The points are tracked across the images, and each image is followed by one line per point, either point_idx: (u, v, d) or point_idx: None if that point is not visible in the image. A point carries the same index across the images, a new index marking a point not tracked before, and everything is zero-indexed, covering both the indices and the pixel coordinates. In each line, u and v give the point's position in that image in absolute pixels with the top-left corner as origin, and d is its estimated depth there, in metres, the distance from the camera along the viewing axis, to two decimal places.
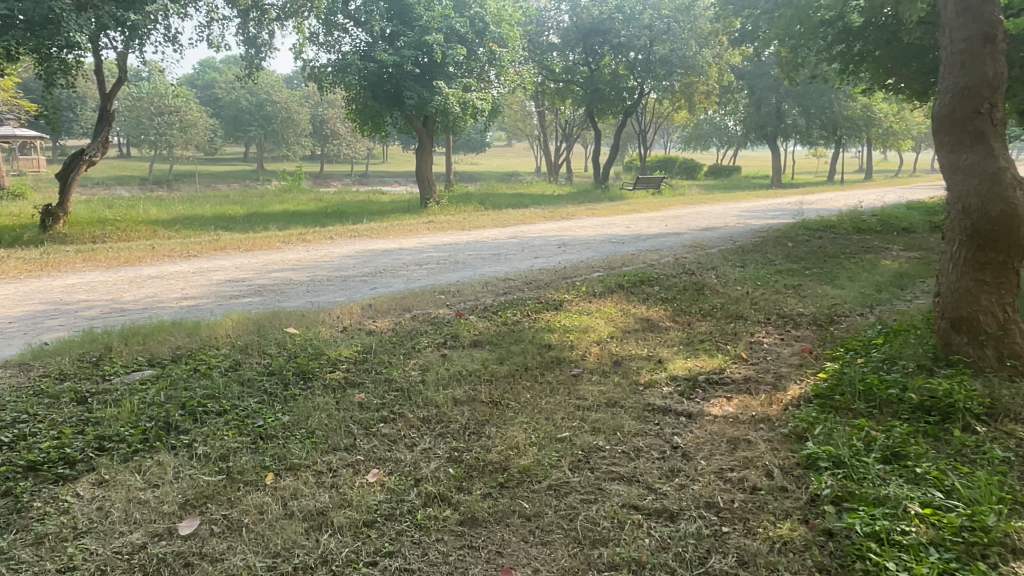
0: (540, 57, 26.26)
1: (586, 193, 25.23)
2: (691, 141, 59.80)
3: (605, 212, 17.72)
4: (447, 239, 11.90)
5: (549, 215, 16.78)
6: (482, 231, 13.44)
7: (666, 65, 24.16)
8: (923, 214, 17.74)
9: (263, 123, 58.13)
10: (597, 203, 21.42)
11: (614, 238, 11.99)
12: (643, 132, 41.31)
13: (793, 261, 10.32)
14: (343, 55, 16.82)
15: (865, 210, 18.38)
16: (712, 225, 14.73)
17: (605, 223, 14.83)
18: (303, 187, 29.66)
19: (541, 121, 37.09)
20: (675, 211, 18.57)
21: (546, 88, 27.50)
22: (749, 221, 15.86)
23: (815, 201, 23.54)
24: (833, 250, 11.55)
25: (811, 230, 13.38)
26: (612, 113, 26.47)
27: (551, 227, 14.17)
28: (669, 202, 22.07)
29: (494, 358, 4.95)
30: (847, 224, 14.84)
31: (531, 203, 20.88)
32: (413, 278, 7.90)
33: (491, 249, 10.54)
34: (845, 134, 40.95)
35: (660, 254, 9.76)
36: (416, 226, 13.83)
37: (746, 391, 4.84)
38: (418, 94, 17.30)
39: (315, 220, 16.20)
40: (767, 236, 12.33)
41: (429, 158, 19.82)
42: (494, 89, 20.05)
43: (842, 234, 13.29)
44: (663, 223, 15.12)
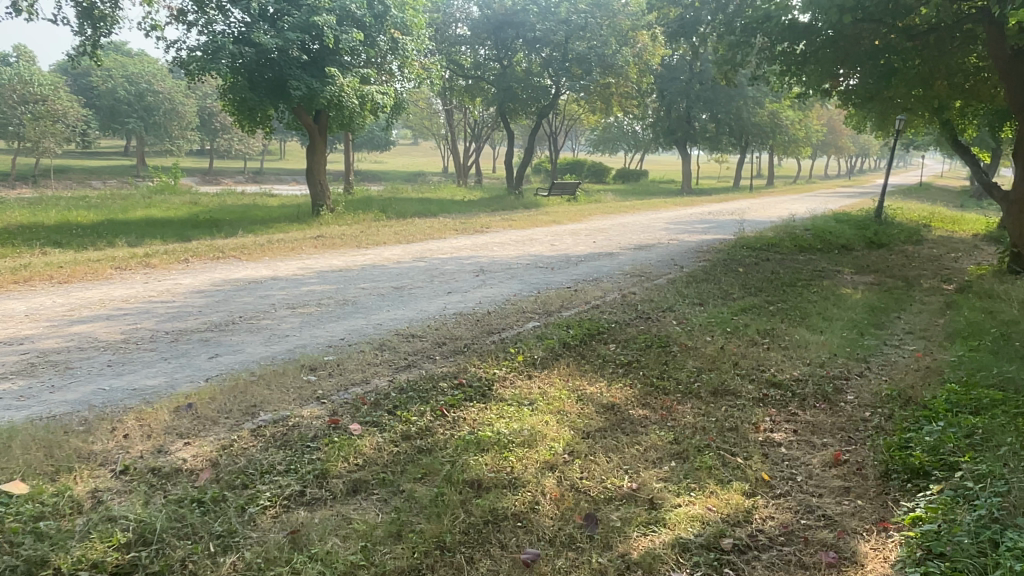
0: (449, 51, 24.12)
1: (498, 199, 23.42)
2: (600, 144, 59.06)
3: (521, 224, 15.86)
4: (338, 262, 9.70)
5: (460, 226, 14.78)
6: (381, 249, 11.30)
7: (584, 64, 22.57)
8: (854, 227, 16.82)
9: (143, 114, 53.23)
10: (512, 211, 19.53)
11: (540, 261, 10.12)
12: (554, 134, 39.94)
13: (752, 291, 8.74)
14: (213, 36, 14.20)
15: (795, 222, 17.35)
16: (645, 241, 13.14)
17: (525, 239, 12.97)
18: (181, 187, 26.34)
19: (449, 120, 34.95)
20: (598, 222, 16.93)
21: (454, 84, 25.49)
22: (681, 236, 14.36)
23: (736, 210, 22.57)
24: (788, 275, 10.09)
25: (756, 249, 11.95)
26: (526, 114, 24.67)
27: (465, 243, 12.18)
28: (588, 211, 20.49)
29: (385, 525, 2.88)
30: (787, 239, 13.55)
31: (440, 211, 18.79)
32: (279, 331, 5.72)
33: (391, 279, 8.42)
34: (753, 141, 40.87)
35: (601, 288, 7.91)
36: (301, 242, 11.51)
37: (800, 565, 2.98)
38: (306, 85, 14.84)
39: (180, 231, 13.62)
40: (712, 259, 10.77)
41: (323, 159, 17.39)
42: (397, 83, 17.91)
43: (789, 254, 11.93)
44: (590, 238, 13.39)
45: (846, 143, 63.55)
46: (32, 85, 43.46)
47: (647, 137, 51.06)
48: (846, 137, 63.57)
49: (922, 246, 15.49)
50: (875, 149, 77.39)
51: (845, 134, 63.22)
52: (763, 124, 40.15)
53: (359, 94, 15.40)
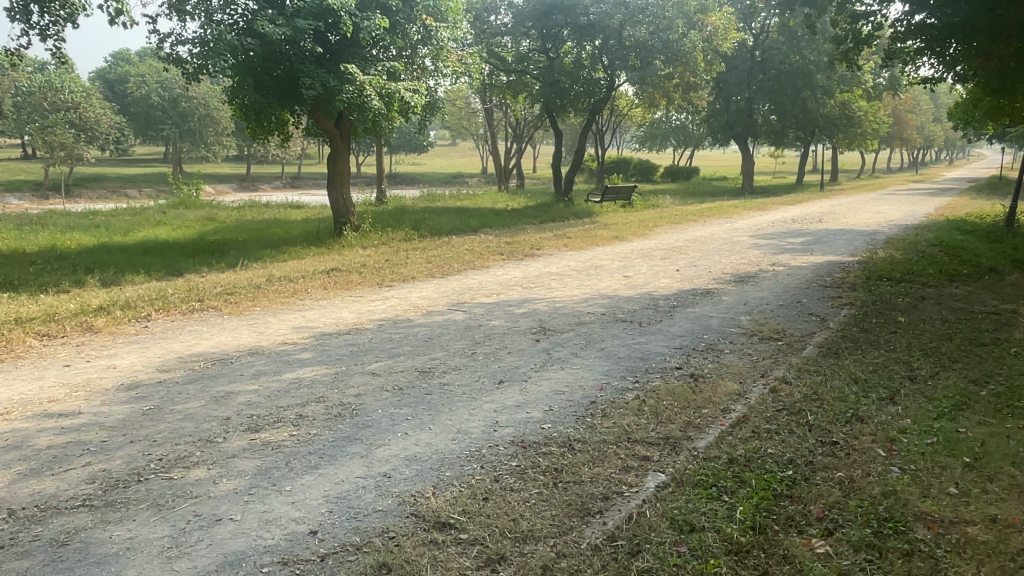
0: (489, 42, 21.57)
1: (545, 208, 20.85)
2: (647, 141, 55.90)
3: (578, 242, 13.27)
4: (350, 316, 7.23)
5: (506, 249, 12.25)
6: (408, 288, 8.84)
7: (643, 52, 19.86)
8: (983, 240, 13.81)
9: (177, 120, 51.99)
10: (565, 225, 16.94)
11: (618, 309, 7.49)
12: (601, 132, 37.25)
13: (942, 361, 5.94)
14: (210, 26, 11.92)
15: (908, 234, 14.42)
16: (741, 267, 10.44)
17: (587, 268, 10.38)
18: (201, 199, 24.30)
19: (489, 120, 32.45)
20: (670, 238, 14.21)
21: (496, 80, 23.07)
22: (781, 257, 11.57)
23: (821, 217, 19.61)
24: (965, 325, 7.25)
25: (894, 277, 9.12)
26: (573, 109, 22.07)
27: (515, 277, 9.63)
28: (651, 221, 17.78)
29: None
30: (921, 261, 10.68)
31: (481, 225, 16.32)
32: (205, 507, 3.22)
33: (417, 349, 5.90)
34: (818, 135, 37.55)
35: (730, 368, 5.23)
36: (309, 280, 9.10)
37: None
38: (321, 82, 12.44)
39: (172, 261, 11.42)
40: (849, 296, 7.99)
41: (346, 169, 15.03)
42: (430, 79, 15.52)
43: (939, 287, 9.05)
44: (670, 265, 10.71)
45: (911, 134, 59.36)
46: (64, 93, 42.46)
47: (699, 132, 47.86)
48: (912, 128, 59.39)
49: None
50: (939, 140, 72.66)
51: (911, 125, 59.06)
52: (833, 117, 36.83)
53: (383, 93, 13.00)
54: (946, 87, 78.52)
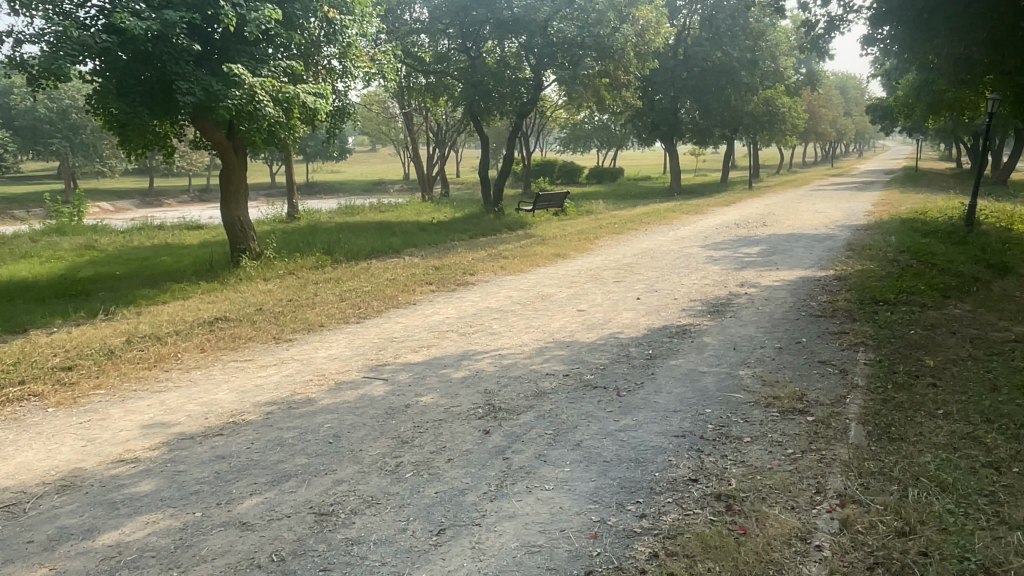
0: (404, 40, 19.77)
1: (472, 220, 19.21)
2: (571, 142, 54.93)
3: (516, 264, 11.65)
4: (229, 402, 5.35)
5: (434, 276, 10.50)
6: (312, 343, 6.99)
7: (572, 50, 18.45)
8: (946, 241, 12.91)
9: (69, 133, 47.79)
10: (497, 240, 15.30)
11: (583, 366, 5.87)
12: (526, 135, 35.86)
13: (1017, 429, 4.51)
14: (58, 19, 9.75)
15: (867, 239, 13.39)
16: (710, 291, 9.01)
17: (532, 301, 8.73)
18: (85, 223, 21.53)
19: (408, 124, 30.52)
20: (616, 253, 12.75)
21: (414, 82, 21.28)
22: (747, 275, 10.23)
23: (764, 219, 18.64)
24: (1001, 364, 5.93)
25: (889, 298, 7.80)
26: (499, 111, 20.47)
27: (447, 319, 7.89)
28: (590, 232, 16.35)
29: None
30: (904, 273, 9.50)
31: (404, 244, 14.49)
32: None
33: (315, 462, 4.09)
34: (744, 132, 37.26)
35: (767, 478, 3.67)
36: (184, 338, 7.14)
37: None
38: (201, 85, 10.41)
39: (18, 312, 9.19)
40: (854, 330, 6.59)
41: (242, 186, 12.96)
42: (337, 80, 13.63)
43: (941, 309, 7.79)
44: (627, 291, 9.17)
45: (825, 129, 60.53)
46: None
47: (623, 132, 47.13)
48: (825, 123, 60.59)
49: None
50: (849, 134, 74.76)
51: (825, 120, 60.24)
52: (757, 113, 36.54)
53: (278, 98, 11.02)
54: (853, 82, 81.05)
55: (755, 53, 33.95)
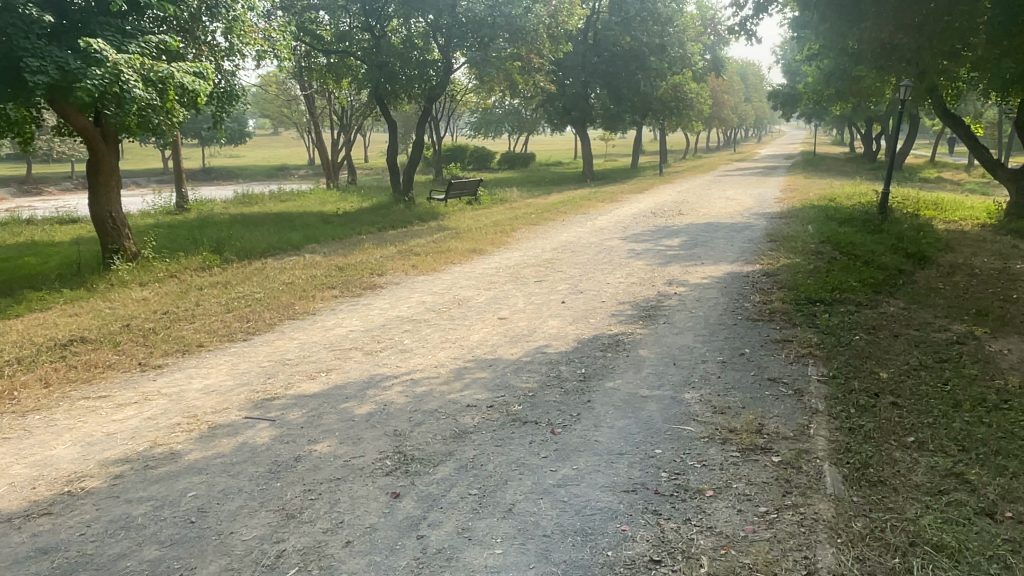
0: (302, 17, 18.34)
1: (380, 210, 18.10)
2: (481, 128, 53.96)
3: (428, 262, 10.74)
4: (69, 462, 4.27)
5: (337, 279, 9.45)
6: (187, 371, 5.90)
7: (482, 30, 17.58)
8: (862, 229, 12.86)
9: None
10: (408, 234, 14.30)
11: (508, 393, 5.08)
12: (435, 119, 34.72)
13: (998, 459, 4.00)
14: None
15: (785, 228, 13.21)
16: (638, 291, 8.38)
17: (447, 307, 7.87)
18: None
19: (310, 108, 28.85)
20: (535, 248, 12.02)
21: (313, 62, 19.86)
22: (673, 270, 9.71)
23: (679, 207, 18.39)
24: (953, 373, 5.54)
25: (825, 297, 7.37)
26: (407, 95, 19.37)
27: (351, 334, 6.92)
28: (506, 223, 15.57)
29: None
30: (832, 267, 9.16)
31: (305, 240, 13.29)
32: None
33: (169, 558, 3.14)
34: (654, 118, 37.34)
35: (743, 554, 2.98)
36: (25, 370, 5.91)
37: None
38: (54, 62, 8.95)
39: None
40: (798, 337, 6.07)
41: (114, 178, 11.46)
42: (222, 58, 12.30)
43: (877, 307, 7.43)
44: (549, 292, 8.46)
45: (727, 114, 62.07)
46: None
47: (534, 116, 46.64)
48: (728, 110, 62.08)
49: (966, 255, 11.69)
50: (749, 120, 77.09)
51: (727, 106, 61.71)
52: (666, 99, 36.69)
53: (149, 78, 9.66)
54: (752, 70, 83.52)
55: (664, 39, 33.97)
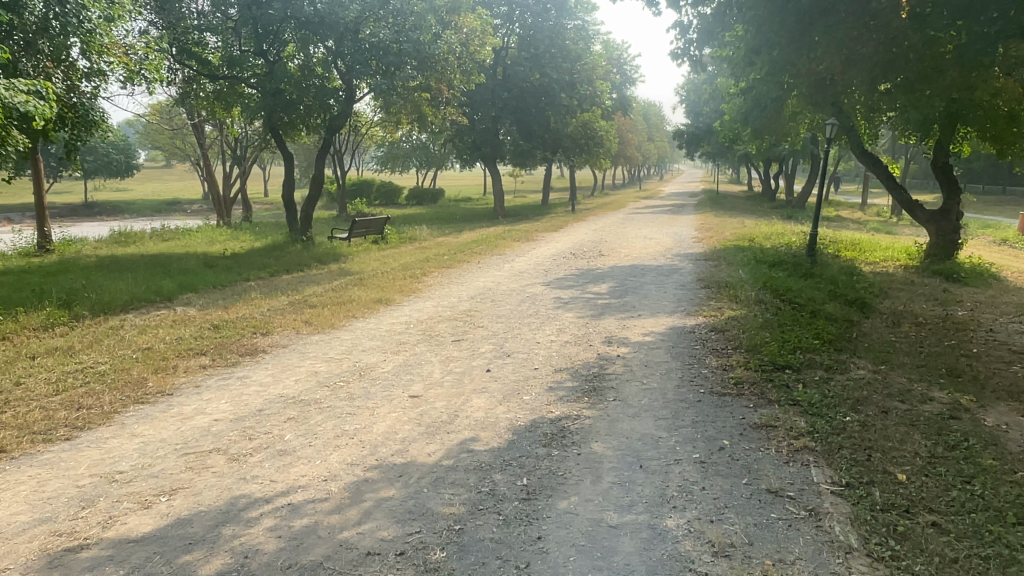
0: (183, 39, 16.40)
1: (275, 251, 16.30)
2: (387, 162, 52.28)
3: (325, 316, 9.14)
4: None
5: (209, 344, 7.74)
6: None
7: (387, 57, 16.29)
8: (795, 273, 12.19)
9: None
10: (304, 280, 12.62)
11: (422, 526, 3.65)
12: (338, 153, 33.00)
13: None
14: None
15: (717, 271, 12.39)
16: (575, 354, 7.11)
17: (344, 381, 6.35)
18: None
19: (199, 138, 26.62)
20: (449, 297, 10.63)
21: (199, 88, 17.96)
22: (609, 324, 8.54)
23: (599, 247, 17.50)
24: (973, 467, 4.51)
25: (793, 361, 6.34)
26: (304, 125, 17.72)
27: (215, 428, 5.30)
28: (415, 266, 14.13)
29: None
30: (784, 320, 8.22)
31: (179, 290, 11.41)
32: None
33: None
34: (564, 155, 36.93)
35: None
36: None
37: None
38: None
39: None
40: (782, 421, 4.93)
41: None
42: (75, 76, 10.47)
43: (848, 372, 6.44)
44: (471, 357, 7.08)
45: (632, 153, 63.15)
46: None
47: (442, 152, 45.54)
48: (633, 148, 63.01)
49: (903, 300, 11.17)
50: (651, 159, 78.87)
51: (632, 145, 62.75)
52: (576, 136, 36.37)
53: None
54: (654, 109, 85.83)
55: (573, 76, 33.65)
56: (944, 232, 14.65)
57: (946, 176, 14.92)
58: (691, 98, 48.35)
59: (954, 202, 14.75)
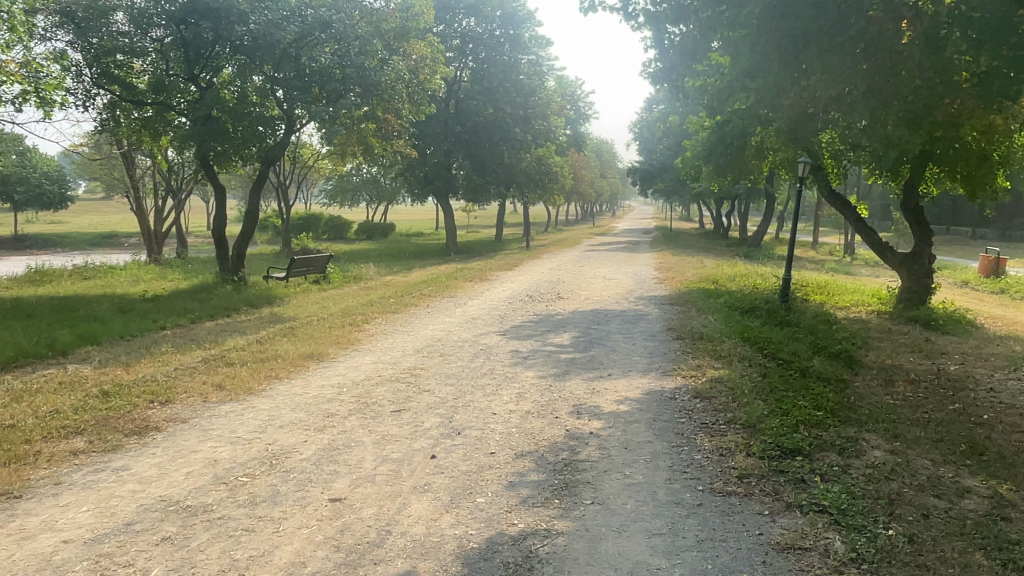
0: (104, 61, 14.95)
1: (200, 294, 14.75)
2: (335, 196, 50.70)
3: (241, 379, 7.75)
4: None
5: (88, 420, 6.29)
6: None
7: (330, 83, 15.19)
8: (770, 321, 11.28)
9: None
10: (228, 329, 11.18)
11: None
12: (282, 186, 31.47)
13: None
14: None
15: (686, 318, 11.40)
16: (538, 428, 5.91)
17: (249, 475, 5.02)
18: None
19: (129, 169, 24.87)
20: (391, 351, 9.33)
21: (124, 114, 16.49)
22: (574, 386, 7.39)
23: (557, 289, 16.41)
24: None
25: (802, 444, 5.26)
26: (238, 156, 16.32)
27: (60, 556, 3.94)
28: (357, 310, 12.78)
29: None
30: (775, 383, 7.18)
31: (78, 342, 9.87)
32: None
33: None
34: (518, 191, 36.08)
35: None
36: None
37: None
38: None
39: None
40: (812, 543, 3.82)
41: None
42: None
43: (864, 456, 5.39)
44: (412, 435, 5.82)
45: (585, 189, 62.90)
46: None
47: (393, 186, 44.29)
48: (586, 184, 62.74)
49: (888, 352, 10.31)
50: (604, 195, 78.95)
51: (586, 181, 62.51)
52: (531, 171, 35.58)
53: None
54: (607, 146, 86.34)
55: (527, 110, 32.92)
56: (916, 276, 14.02)
57: (917, 218, 14.37)
58: (644, 136, 48.34)
59: (926, 245, 14.18)
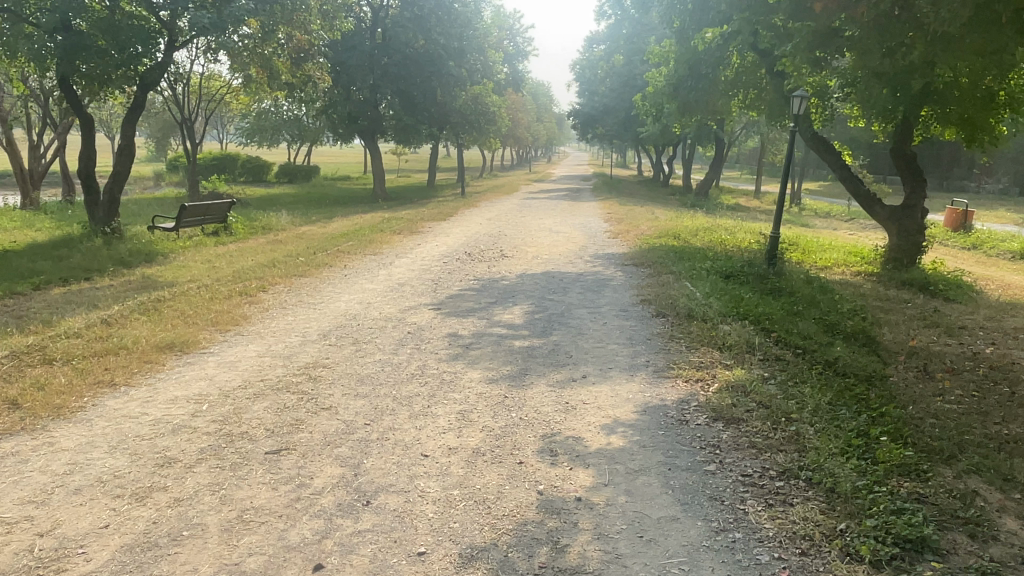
0: None
1: (56, 250, 11.83)
2: (252, 135, 46.48)
3: (52, 391, 5.27)
4: None
5: None
6: None
7: None
8: (760, 290, 9.36)
9: None
10: (74, 301, 8.52)
11: None
12: (185, 122, 27.83)
13: None
14: None
15: (658, 285, 9.37)
16: (494, 491, 3.74)
17: None
18: None
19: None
20: (286, 337, 6.93)
21: None
22: (537, 397, 5.23)
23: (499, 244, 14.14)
24: None
25: (923, 527, 3.26)
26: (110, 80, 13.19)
27: None
28: (252, 273, 10.22)
29: None
30: (814, 392, 5.20)
31: None
32: None
33: None
34: (452, 132, 33.27)
35: None
36: None
37: None
38: None
39: None
40: None
41: None
42: None
43: (1008, 536, 3.44)
44: (288, 510, 3.56)
45: (522, 133, 60.18)
46: None
47: (316, 125, 40.70)
48: (523, 128, 60.04)
49: (902, 329, 8.53)
50: (540, 140, 76.42)
51: (522, 124, 59.75)
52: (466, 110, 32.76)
53: None
54: (544, 88, 83.19)
55: (463, 43, 29.81)
56: (907, 233, 12.37)
57: (909, 166, 12.65)
58: (585, 77, 45.86)
59: (918, 197, 12.51)
